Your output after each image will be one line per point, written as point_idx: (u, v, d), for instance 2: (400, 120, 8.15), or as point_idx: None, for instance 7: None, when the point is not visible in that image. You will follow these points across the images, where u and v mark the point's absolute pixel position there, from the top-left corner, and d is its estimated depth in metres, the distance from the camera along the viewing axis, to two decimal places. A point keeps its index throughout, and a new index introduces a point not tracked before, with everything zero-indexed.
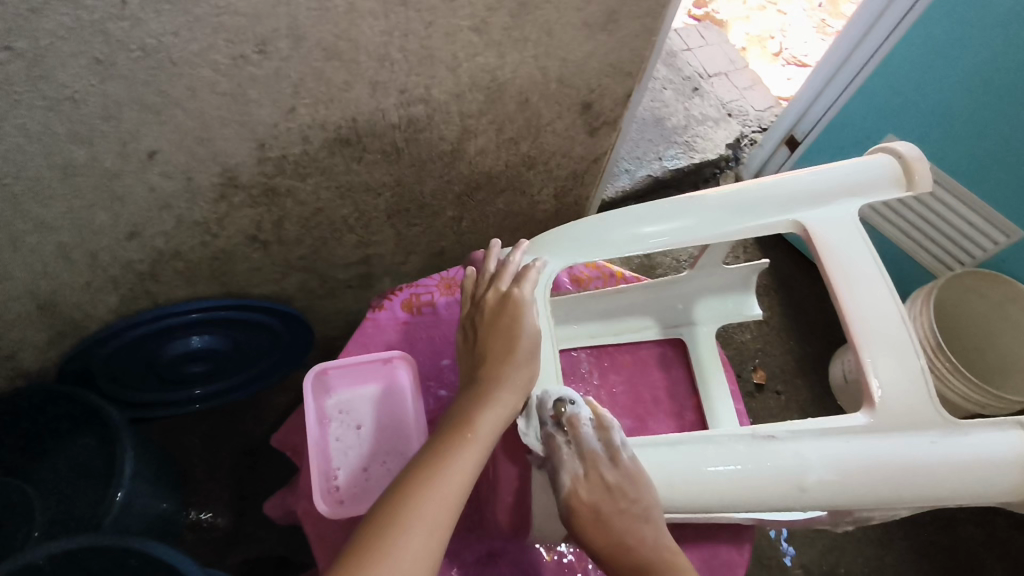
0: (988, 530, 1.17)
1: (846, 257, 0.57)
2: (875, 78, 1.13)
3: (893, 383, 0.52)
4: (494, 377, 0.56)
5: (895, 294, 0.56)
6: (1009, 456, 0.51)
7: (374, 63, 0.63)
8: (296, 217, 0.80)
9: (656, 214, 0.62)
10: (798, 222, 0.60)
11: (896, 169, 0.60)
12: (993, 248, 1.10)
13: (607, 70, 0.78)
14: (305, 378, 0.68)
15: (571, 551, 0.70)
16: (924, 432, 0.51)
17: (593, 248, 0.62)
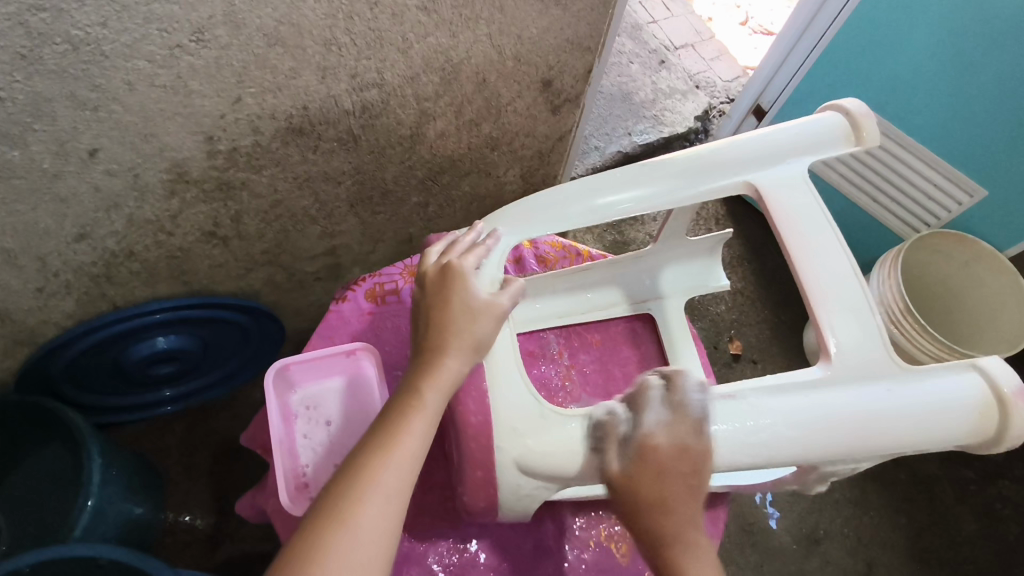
0: (960, 485, 1.20)
1: (798, 218, 0.57)
2: (837, 44, 1.13)
3: (850, 340, 0.53)
4: (433, 346, 0.52)
5: (848, 251, 0.56)
6: (963, 399, 0.52)
7: (321, 48, 0.61)
8: (254, 211, 0.78)
9: (610, 183, 0.61)
10: (750, 183, 0.60)
11: (844, 126, 0.60)
12: (958, 208, 1.11)
13: (565, 45, 0.77)
14: (266, 376, 0.66)
15: (547, 532, 0.71)
16: (878, 381, 0.52)
17: (551, 220, 0.61)
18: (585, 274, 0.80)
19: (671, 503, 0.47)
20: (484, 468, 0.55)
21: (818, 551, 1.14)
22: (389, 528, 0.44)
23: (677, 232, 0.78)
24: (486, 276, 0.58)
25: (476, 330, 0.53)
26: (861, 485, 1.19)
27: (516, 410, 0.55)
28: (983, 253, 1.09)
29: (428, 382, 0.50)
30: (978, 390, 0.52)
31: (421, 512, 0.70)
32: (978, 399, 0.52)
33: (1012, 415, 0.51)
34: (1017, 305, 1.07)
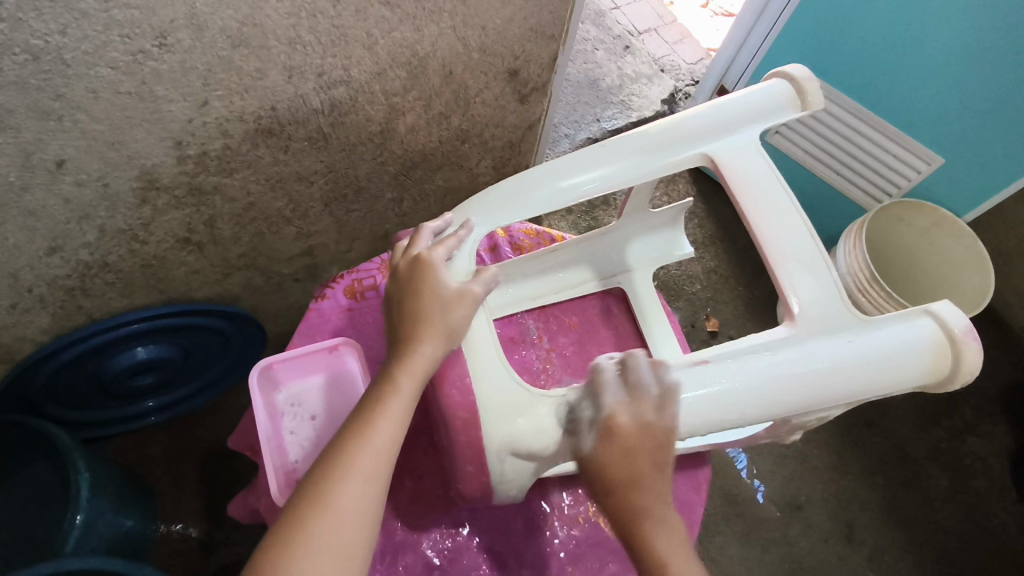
0: (931, 443, 1.25)
1: (754, 185, 0.59)
2: (794, 24, 1.16)
3: (811, 298, 0.55)
4: (411, 337, 0.53)
5: (802, 212, 0.58)
6: (917, 341, 0.54)
7: (286, 48, 0.61)
8: (228, 214, 0.78)
9: (572, 166, 0.62)
10: (706, 155, 0.61)
11: (788, 92, 0.62)
12: (917, 176, 1.14)
13: (529, 34, 0.78)
14: (251, 374, 0.67)
15: (538, 512, 0.72)
16: (840, 334, 0.54)
17: (519, 207, 0.62)
18: (556, 255, 0.82)
19: (646, 480, 0.49)
20: (473, 449, 0.55)
21: (800, 516, 1.18)
22: (369, 515, 0.45)
23: (640, 207, 0.80)
24: (459, 265, 0.59)
25: (453, 317, 0.54)
26: (838, 450, 1.24)
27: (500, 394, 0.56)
28: (942, 219, 1.13)
29: (408, 373, 0.51)
30: (932, 332, 0.54)
31: (415, 500, 0.71)
32: (931, 341, 0.54)
33: (964, 353, 0.53)
34: (977, 268, 1.12)
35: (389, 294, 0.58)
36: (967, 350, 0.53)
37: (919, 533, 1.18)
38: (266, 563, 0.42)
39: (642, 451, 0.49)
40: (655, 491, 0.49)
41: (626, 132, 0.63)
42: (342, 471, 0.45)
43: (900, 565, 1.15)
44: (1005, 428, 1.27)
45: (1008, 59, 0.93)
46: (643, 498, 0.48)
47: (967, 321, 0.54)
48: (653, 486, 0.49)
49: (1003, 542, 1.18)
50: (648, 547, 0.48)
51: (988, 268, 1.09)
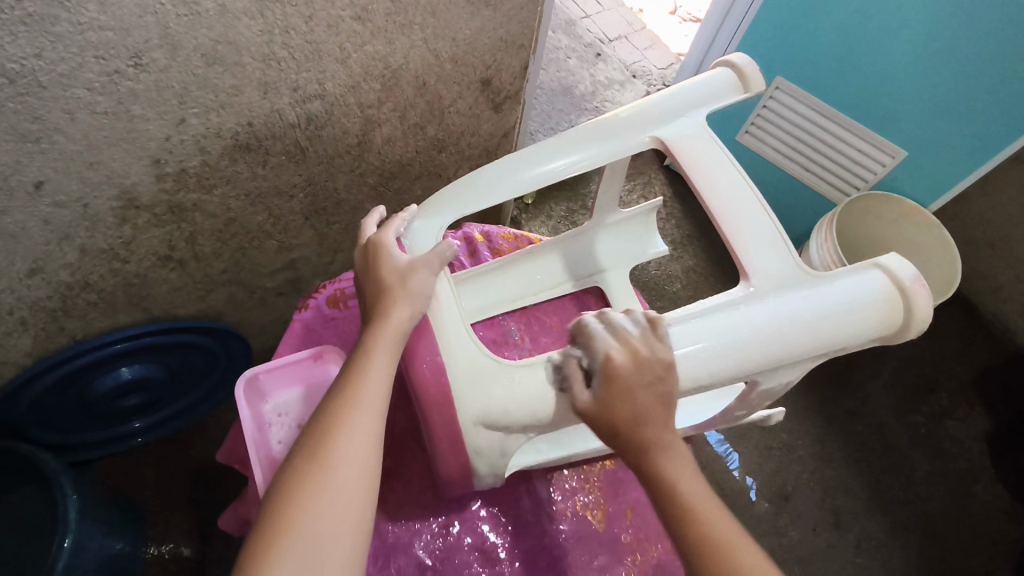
0: (912, 429, 1.28)
1: (703, 161, 0.60)
2: (755, 30, 1.20)
3: (766, 258, 0.55)
4: (379, 308, 0.54)
5: (745, 176, 0.59)
6: (872, 293, 0.55)
7: (260, 64, 0.62)
8: (209, 230, 0.78)
9: (527, 159, 0.63)
10: (655, 137, 0.62)
11: (732, 80, 0.64)
12: (882, 169, 1.18)
13: (499, 44, 0.81)
14: (236, 386, 0.66)
15: (528, 509, 0.73)
16: (797, 289, 0.54)
17: (476, 198, 0.63)
18: (529, 256, 0.84)
19: (653, 414, 0.48)
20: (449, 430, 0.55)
21: (788, 507, 1.19)
22: (369, 454, 0.45)
23: (611, 205, 0.81)
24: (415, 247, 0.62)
25: (417, 283, 0.56)
26: (821, 440, 1.26)
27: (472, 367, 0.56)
28: (910, 211, 1.16)
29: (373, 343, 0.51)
30: (883, 284, 0.55)
31: (406, 501, 0.72)
32: (884, 291, 0.55)
33: (914, 301, 0.54)
34: (946, 254, 1.15)
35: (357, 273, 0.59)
36: (917, 299, 0.54)
37: (903, 517, 1.20)
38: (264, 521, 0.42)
39: (643, 385, 0.48)
40: (659, 423, 0.48)
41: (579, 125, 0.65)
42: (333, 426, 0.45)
43: (888, 550, 1.17)
44: (981, 411, 1.30)
45: (973, 56, 0.97)
46: (653, 431, 0.48)
47: (914, 271, 0.56)
48: (659, 417, 0.48)
49: (985, 521, 1.21)
50: (662, 479, 0.46)
51: (955, 255, 1.12)
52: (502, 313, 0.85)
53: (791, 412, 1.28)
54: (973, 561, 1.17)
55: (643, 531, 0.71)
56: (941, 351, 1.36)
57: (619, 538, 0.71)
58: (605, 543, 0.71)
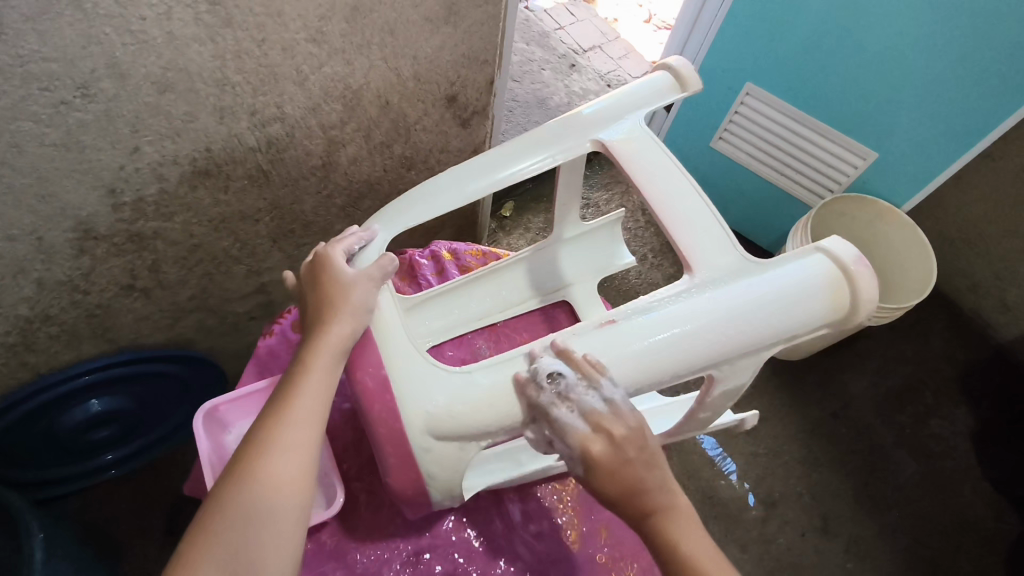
0: (897, 430, 1.28)
1: (643, 163, 0.61)
2: (717, 47, 1.21)
3: (709, 253, 0.56)
4: (320, 321, 0.54)
5: (686, 173, 0.60)
6: (814, 278, 0.55)
7: (214, 89, 0.61)
8: (173, 258, 0.77)
9: (474, 169, 0.64)
10: (596, 141, 0.63)
11: (670, 80, 0.65)
12: (854, 171, 1.19)
13: (462, 61, 0.80)
14: (196, 419, 0.63)
15: (502, 531, 0.72)
16: (740, 280, 0.55)
17: (423, 212, 0.62)
18: (496, 273, 0.83)
19: (646, 484, 0.49)
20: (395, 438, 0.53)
21: (775, 513, 1.19)
22: (301, 479, 0.48)
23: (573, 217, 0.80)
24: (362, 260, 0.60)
25: (363, 298, 0.55)
26: (807, 444, 1.26)
27: (415, 373, 0.55)
28: (887, 212, 1.15)
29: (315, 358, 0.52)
30: (827, 269, 0.55)
31: (375, 530, 0.70)
32: (827, 276, 0.55)
33: (858, 283, 0.54)
34: (921, 255, 1.14)
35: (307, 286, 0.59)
36: (861, 281, 0.54)
37: (892, 519, 1.20)
38: (202, 538, 0.44)
39: (632, 463, 0.49)
40: (660, 488, 0.49)
41: (524, 134, 0.65)
42: (276, 437, 0.48)
43: (878, 553, 1.16)
44: (965, 409, 1.30)
45: (942, 54, 0.96)
46: (651, 498, 0.49)
47: (856, 252, 0.56)
48: (655, 484, 0.49)
49: (974, 520, 1.20)
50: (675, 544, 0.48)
51: (930, 257, 1.11)
52: (470, 332, 0.84)
53: (777, 417, 1.28)
54: (963, 561, 1.17)
55: (620, 550, 0.70)
56: (923, 350, 1.36)
57: (594, 557, 0.70)
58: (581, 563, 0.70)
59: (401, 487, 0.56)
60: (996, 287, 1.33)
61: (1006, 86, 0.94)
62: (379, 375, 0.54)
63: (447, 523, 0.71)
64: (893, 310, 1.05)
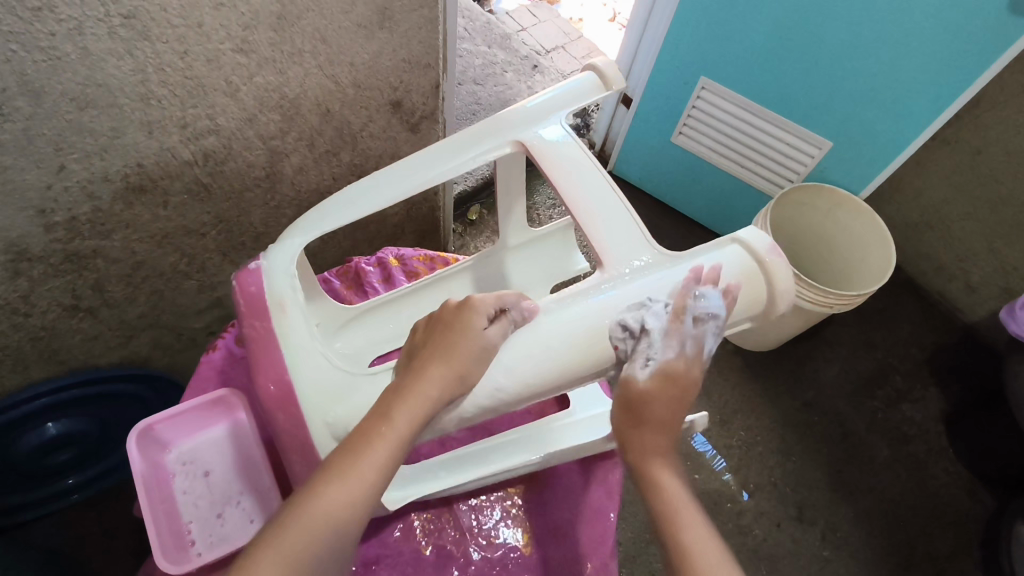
0: (869, 416, 1.28)
1: (562, 162, 0.61)
2: (668, 46, 1.21)
3: (623, 248, 0.56)
4: (424, 372, 0.52)
5: (602, 170, 0.61)
6: (731, 269, 0.56)
7: (140, 104, 0.61)
8: (116, 275, 0.76)
9: (395, 171, 0.64)
10: (516, 142, 0.63)
11: (595, 82, 0.66)
12: (812, 160, 1.19)
13: (403, 65, 0.80)
14: (128, 440, 0.62)
15: (450, 539, 0.71)
16: (657, 270, 0.55)
17: (338, 220, 0.63)
18: (443, 280, 0.81)
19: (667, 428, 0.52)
20: (300, 446, 0.54)
21: (750, 506, 1.18)
22: (332, 532, 0.45)
23: (513, 215, 0.80)
24: (279, 267, 0.61)
25: (479, 360, 0.52)
26: (780, 434, 1.25)
27: (317, 379, 0.55)
28: (846, 200, 1.14)
29: (408, 409, 0.50)
30: (743, 260, 0.57)
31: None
32: (743, 265, 0.56)
33: (772, 271, 0.56)
34: (879, 241, 1.13)
35: (235, 285, 0.61)
36: (775, 270, 0.56)
37: (867, 505, 1.20)
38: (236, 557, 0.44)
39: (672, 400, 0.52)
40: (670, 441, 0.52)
41: (449, 137, 0.65)
42: (348, 468, 0.47)
43: (853, 540, 1.16)
44: (935, 391, 1.31)
45: (886, 42, 0.96)
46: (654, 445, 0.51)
47: (771, 244, 0.58)
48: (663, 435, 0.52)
49: (948, 503, 1.20)
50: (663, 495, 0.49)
51: (887, 242, 1.11)
52: None
53: (750, 410, 1.27)
54: (938, 544, 1.17)
55: (571, 552, 0.70)
56: (891, 335, 1.37)
57: (546, 561, 0.69)
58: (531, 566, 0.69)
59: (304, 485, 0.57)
60: (960, 271, 1.34)
61: (952, 74, 0.95)
62: (281, 382, 0.55)
63: (396, 532, 0.70)
64: (851, 294, 1.05)
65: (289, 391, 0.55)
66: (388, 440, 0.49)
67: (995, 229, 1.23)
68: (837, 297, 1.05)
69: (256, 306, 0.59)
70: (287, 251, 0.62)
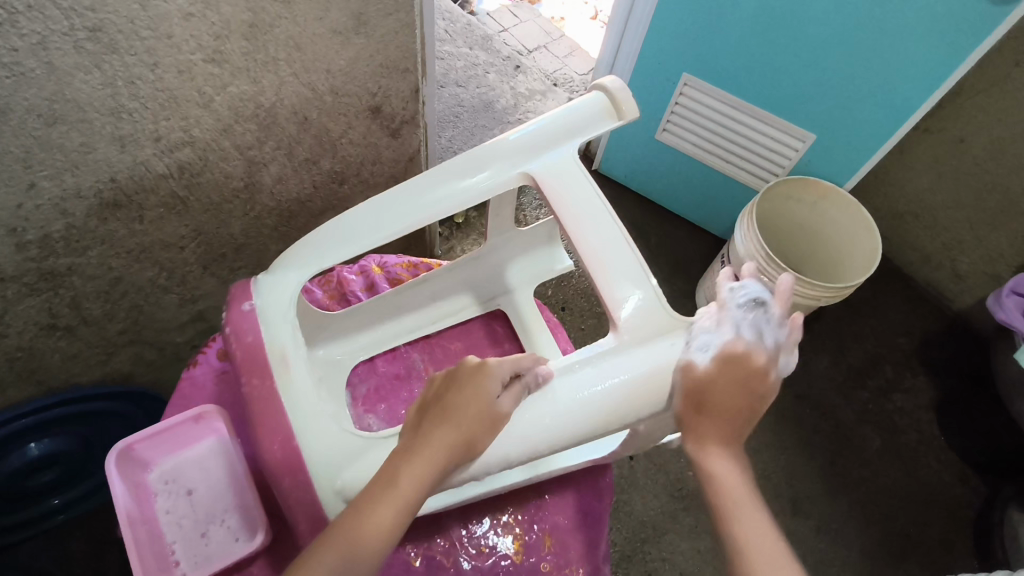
0: (860, 407, 1.28)
1: (570, 202, 0.60)
2: (648, 44, 1.21)
3: (635, 306, 0.56)
4: (430, 432, 0.51)
5: (614, 215, 0.60)
6: (738, 332, 0.56)
7: (109, 117, 0.59)
8: (93, 293, 0.75)
9: (392, 203, 0.62)
10: (525, 175, 0.62)
11: (607, 103, 0.64)
12: (796, 154, 1.19)
13: (381, 70, 0.78)
14: (105, 462, 0.60)
15: (440, 547, 0.70)
16: (666, 340, 0.56)
17: (332, 255, 0.61)
18: (425, 284, 0.79)
19: (736, 416, 0.55)
20: (307, 513, 0.52)
21: None
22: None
23: (506, 225, 0.78)
24: (274, 311, 0.60)
25: (491, 431, 0.53)
26: (773, 428, 1.25)
27: (328, 438, 0.54)
28: (828, 191, 1.14)
29: (413, 472, 0.49)
30: (749, 328, 0.57)
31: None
32: (749, 335, 0.56)
33: (776, 344, 0.56)
34: (865, 231, 1.13)
35: (229, 329, 0.59)
36: (779, 343, 0.56)
37: (861, 497, 1.20)
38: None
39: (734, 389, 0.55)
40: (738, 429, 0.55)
41: (449, 166, 0.63)
42: (361, 523, 0.48)
43: (848, 532, 1.17)
44: (925, 380, 1.32)
45: (865, 36, 0.97)
46: (726, 433, 0.55)
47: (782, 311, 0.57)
48: (738, 421, 0.55)
49: (941, 490, 1.21)
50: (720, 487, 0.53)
51: (873, 234, 1.11)
52: (404, 345, 0.81)
53: None
54: (933, 532, 1.17)
55: (565, 557, 0.69)
56: (881, 325, 1.38)
57: (538, 567, 0.69)
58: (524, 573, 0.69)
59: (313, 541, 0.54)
60: (947, 260, 1.34)
61: (932, 66, 0.95)
62: (287, 444, 0.53)
63: None
64: (839, 287, 1.05)
65: (294, 453, 0.53)
66: (395, 494, 0.48)
67: (979, 218, 1.24)
68: (825, 290, 1.05)
69: (253, 359, 0.57)
70: (280, 288, 0.61)
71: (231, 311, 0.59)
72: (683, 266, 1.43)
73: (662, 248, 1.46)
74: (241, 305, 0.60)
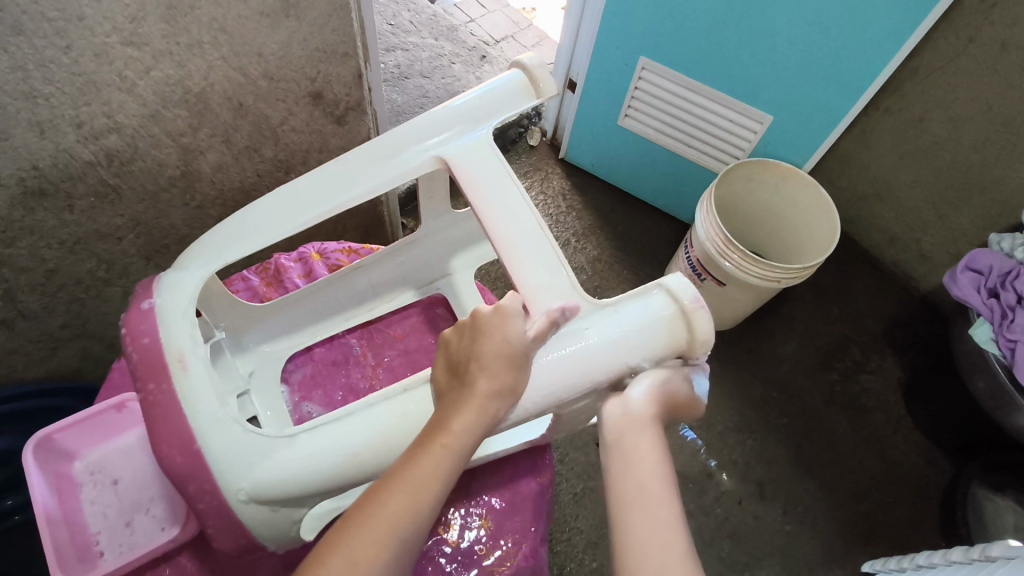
0: (827, 390, 1.28)
1: (484, 185, 0.60)
2: (604, 29, 1.20)
3: (545, 289, 0.56)
4: (464, 388, 0.52)
5: (528, 198, 0.59)
6: (654, 316, 0.56)
7: (24, 102, 0.58)
8: (28, 285, 0.73)
9: (307, 195, 0.62)
10: (439, 158, 0.62)
11: (523, 81, 0.64)
12: (755, 136, 1.19)
13: (318, 55, 0.77)
14: (24, 451, 0.64)
15: None
16: (580, 325, 0.55)
17: (242, 245, 0.60)
18: (357, 271, 0.79)
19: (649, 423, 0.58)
20: (216, 510, 0.52)
21: (712, 485, 1.18)
22: (390, 548, 0.46)
23: (441, 208, 0.78)
24: (177, 306, 0.58)
25: (519, 373, 0.53)
26: (740, 412, 1.25)
27: (230, 442, 0.52)
28: (788, 172, 1.13)
29: (461, 423, 0.50)
30: (663, 308, 0.56)
31: (232, 563, 0.67)
32: (664, 314, 0.56)
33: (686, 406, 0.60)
34: (825, 213, 1.13)
35: (126, 331, 0.56)
36: (697, 321, 0.56)
37: (828, 478, 1.20)
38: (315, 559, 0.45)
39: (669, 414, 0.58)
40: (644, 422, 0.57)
41: (365, 156, 0.62)
42: (411, 477, 0.48)
43: (815, 513, 1.16)
44: (892, 361, 1.32)
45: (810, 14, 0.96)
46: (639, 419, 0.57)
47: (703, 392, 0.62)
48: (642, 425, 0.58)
49: (908, 470, 1.21)
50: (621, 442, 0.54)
51: (831, 213, 1.10)
52: (341, 332, 0.81)
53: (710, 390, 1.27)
54: (900, 511, 1.17)
55: (501, 539, 0.69)
56: (848, 308, 1.38)
57: (474, 551, 0.68)
58: (460, 556, 0.68)
59: (225, 542, 0.54)
60: (912, 240, 1.34)
61: (878, 37, 0.94)
62: (187, 448, 0.51)
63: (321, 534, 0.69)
64: (798, 269, 1.03)
65: (195, 456, 0.51)
66: (438, 450, 0.49)
67: (942, 197, 1.23)
68: (783, 272, 1.04)
69: (150, 361, 0.55)
70: (185, 286, 0.59)
71: (129, 311, 0.57)
72: (651, 252, 1.43)
73: (630, 235, 1.45)
74: (141, 302, 0.58)
